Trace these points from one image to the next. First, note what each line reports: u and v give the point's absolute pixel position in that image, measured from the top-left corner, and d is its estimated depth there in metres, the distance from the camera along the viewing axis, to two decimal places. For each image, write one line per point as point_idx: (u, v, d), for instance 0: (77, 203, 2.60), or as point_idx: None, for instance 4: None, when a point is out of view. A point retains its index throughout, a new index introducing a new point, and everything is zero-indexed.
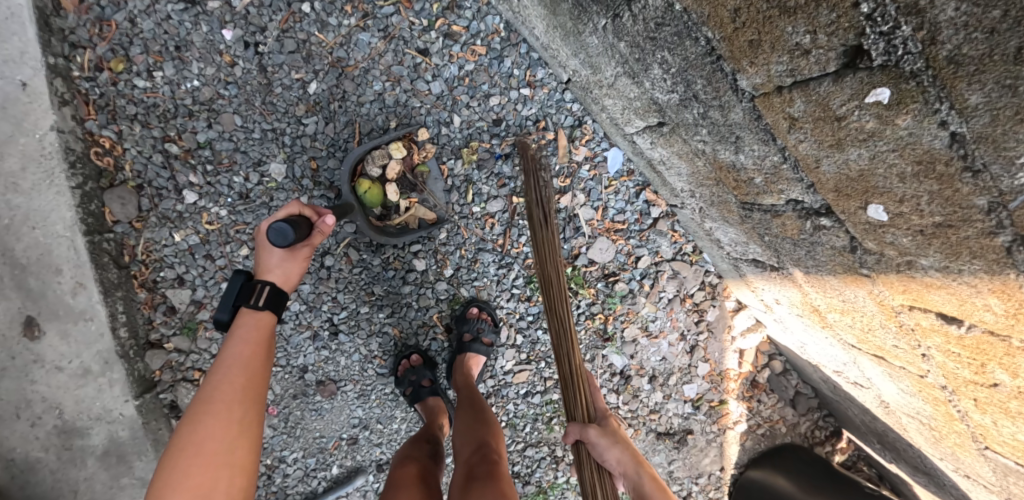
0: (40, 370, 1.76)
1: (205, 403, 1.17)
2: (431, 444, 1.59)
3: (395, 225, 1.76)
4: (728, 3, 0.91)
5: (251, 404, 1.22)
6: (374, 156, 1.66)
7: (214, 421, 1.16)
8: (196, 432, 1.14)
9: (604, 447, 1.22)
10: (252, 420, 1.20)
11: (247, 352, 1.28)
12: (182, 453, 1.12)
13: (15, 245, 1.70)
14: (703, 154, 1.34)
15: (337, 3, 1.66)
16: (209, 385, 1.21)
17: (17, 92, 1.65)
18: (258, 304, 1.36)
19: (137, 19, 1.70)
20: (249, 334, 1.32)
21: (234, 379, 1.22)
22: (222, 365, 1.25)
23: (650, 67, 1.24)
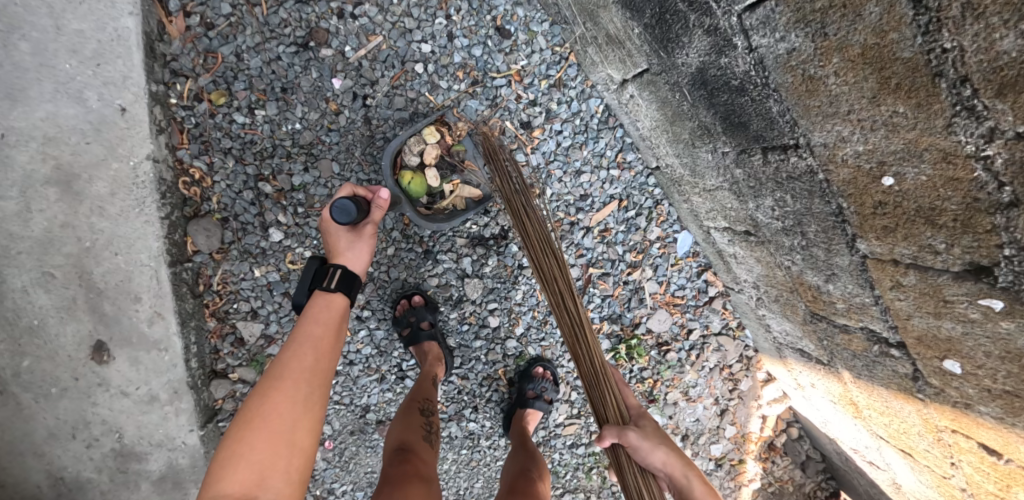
0: (104, 393, 1.75)
1: (275, 378, 1.20)
2: (423, 416, 1.66)
3: (443, 210, 1.80)
4: (876, 196, 1.09)
5: (317, 386, 1.23)
6: (410, 145, 1.71)
7: (281, 396, 1.18)
8: (264, 405, 1.16)
9: (647, 449, 1.34)
10: (315, 403, 1.21)
11: (318, 332, 1.30)
12: (249, 422, 1.14)
13: (95, 269, 1.68)
14: (786, 268, 1.53)
15: (450, 68, 1.73)
16: (279, 360, 1.24)
17: (115, 116, 1.63)
18: (331, 286, 1.40)
19: (244, 55, 1.69)
20: (323, 315, 1.35)
21: (302, 356, 1.24)
22: (295, 342, 1.28)
23: (762, 197, 1.41)
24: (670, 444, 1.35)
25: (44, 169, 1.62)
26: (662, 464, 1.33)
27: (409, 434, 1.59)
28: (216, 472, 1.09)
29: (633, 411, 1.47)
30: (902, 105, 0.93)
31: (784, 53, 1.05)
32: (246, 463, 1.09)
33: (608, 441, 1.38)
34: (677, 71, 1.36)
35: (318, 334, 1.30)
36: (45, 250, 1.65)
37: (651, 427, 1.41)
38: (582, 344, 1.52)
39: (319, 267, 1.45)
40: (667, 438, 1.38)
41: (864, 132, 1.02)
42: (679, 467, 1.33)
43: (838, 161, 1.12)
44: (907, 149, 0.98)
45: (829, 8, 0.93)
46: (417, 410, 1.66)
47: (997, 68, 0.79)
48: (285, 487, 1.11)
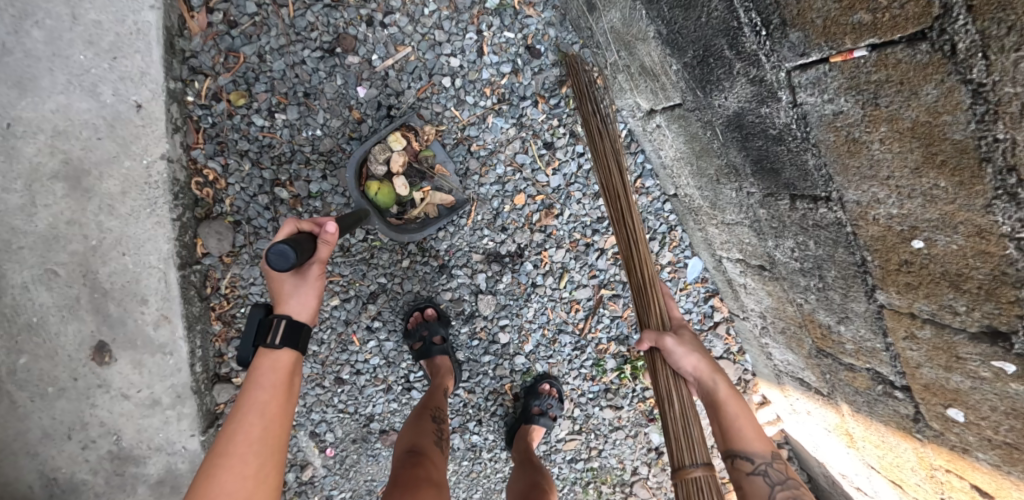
0: (103, 395, 1.70)
1: (222, 457, 1.07)
2: (434, 423, 1.63)
3: (415, 218, 1.79)
4: (903, 255, 1.14)
5: (269, 458, 1.12)
6: (376, 154, 1.68)
7: (231, 476, 1.06)
8: (211, 488, 1.04)
9: (680, 354, 1.32)
10: (267, 478, 1.10)
11: (265, 399, 1.16)
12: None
13: (101, 269, 1.64)
14: (797, 305, 1.58)
15: (478, 83, 1.71)
16: (224, 434, 1.11)
17: (130, 112, 1.58)
18: (276, 342, 1.21)
19: (267, 56, 1.65)
20: (271, 378, 1.20)
21: (252, 428, 1.12)
22: (238, 413, 1.13)
23: (783, 238, 1.45)
24: (706, 353, 1.32)
25: (52, 164, 1.57)
26: (692, 368, 1.31)
27: (419, 437, 1.56)
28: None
29: (674, 321, 1.43)
30: (944, 181, 0.97)
31: (830, 114, 1.09)
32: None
33: (645, 345, 1.36)
34: (713, 113, 1.38)
35: (264, 402, 1.16)
36: (49, 247, 1.61)
37: (690, 335, 1.37)
38: (635, 255, 1.47)
39: (262, 317, 1.22)
40: (702, 347, 1.35)
41: (901, 198, 1.06)
42: (708, 371, 1.31)
43: (869, 219, 1.16)
44: (942, 219, 1.02)
45: (884, 81, 0.97)
46: (429, 417, 1.64)
47: None
48: None
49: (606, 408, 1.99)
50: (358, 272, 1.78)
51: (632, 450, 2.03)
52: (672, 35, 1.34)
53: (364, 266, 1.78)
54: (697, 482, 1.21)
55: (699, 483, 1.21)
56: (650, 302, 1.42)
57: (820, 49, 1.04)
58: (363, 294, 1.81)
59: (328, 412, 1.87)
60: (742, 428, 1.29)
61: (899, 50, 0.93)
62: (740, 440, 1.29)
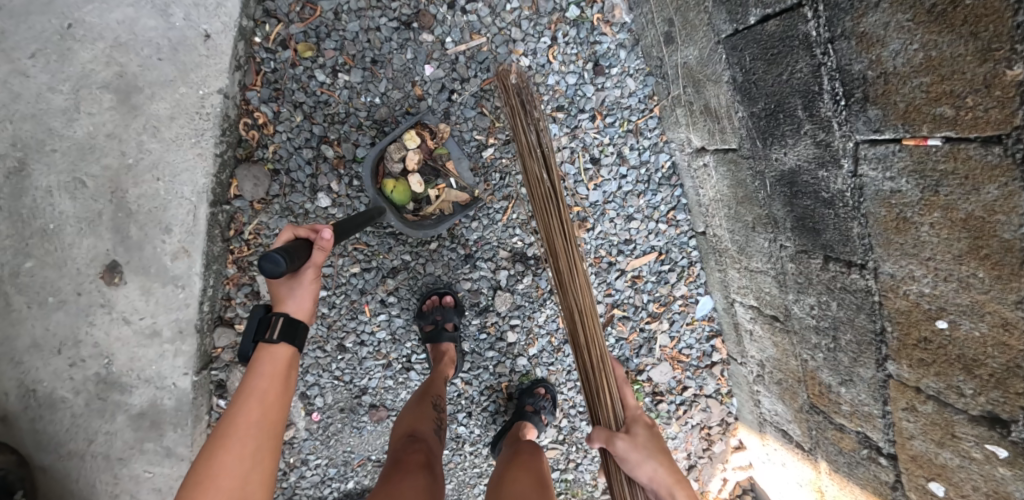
0: (103, 316, 1.66)
1: (222, 439, 1.06)
2: (434, 411, 1.64)
3: (430, 215, 1.80)
4: (924, 331, 1.22)
5: (266, 443, 1.10)
6: (391, 152, 1.68)
7: (230, 459, 1.06)
8: (211, 466, 1.05)
9: (634, 462, 1.28)
10: (264, 462, 1.09)
11: (264, 389, 1.13)
12: (195, 487, 1.03)
13: (131, 189, 1.60)
14: (801, 360, 1.64)
15: (542, 87, 1.74)
16: (226, 416, 1.09)
17: (197, 40, 1.57)
18: (274, 338, 1.16)
19: (343, 16, 1.66)
20: (268, 369, 1.15)
21: (250, 415, 1.10)
22: (239, 399, 1.11)
23: (805, 294, 1.52)
24: (664, 459, 1.27)
25: (105, 74, 1.55)
26: (649, 478, 1.27)
27: (420, 424, 1.57)
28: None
29: (629, 410, 1.42)
30: (983, 272, 1.04)
31: (887, 190, 1.16)
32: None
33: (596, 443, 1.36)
34: (767, 165, 1.44)
35: (261, 392, 1.13)
36: (82, 156, 1.57)
37: (646, 434, 1.34)
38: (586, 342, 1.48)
39: (262, 315, 1.17)
40: (659, 444, 1.31)
41: (936, 278, 1.13)
42: (665, 481, 1.25)
43: (899, 292, 1.24)
44: (971, 306, 1.10)
45: (950, 172, 1.03)
46: (429, 403, 1.64)
47: None
48: None
49: None
50: (386, 245, 1.80)
51: None
52: (747, 83, 1.40)
53: (391, 240, 1.80)
54: None
55: None
56: (598, 403, 1.44)
57: (895, 129, 1.09)
58: (384, 267, 1.82)
59: (323, 377, 1.86)
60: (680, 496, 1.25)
61: (972, 147, 0.98)
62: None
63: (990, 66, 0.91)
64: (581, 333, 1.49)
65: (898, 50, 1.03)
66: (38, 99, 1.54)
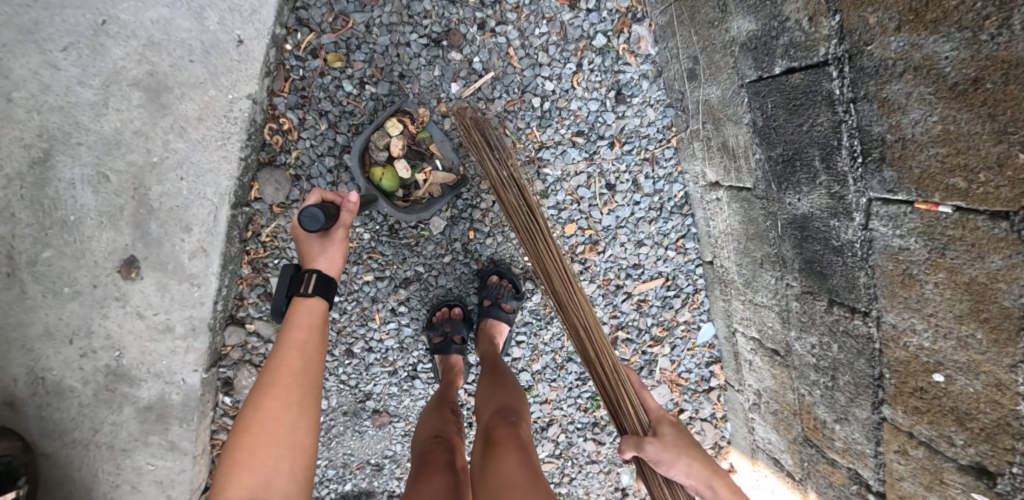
0: (118, 309, 1.68)
1: (267, 386, 1.13)
2: (454, 415, 1.67)
3: (421, 199, 1.81)
4: (919, 382, 1.28)
5: (309, 386, 1.17)
6: (375, 141, 1.70)
7: (275, 402, 1.12)
8: (259, 410, 1.11)
9: (669, 461, 1.29)
10: (310, 403, 1.16)
11: (304, 337, 1.21)
12: (246, 430, 1.09)
13: (154, 187, 1.62)
14: (798, 394, 1.70)
15: (564, 111, 1.78)
16: (268, 367, 1.17)
17: (230, 45, 1.58)
18: (309, 291, 1.27)
19: (375, 29, 1.68)
20: (306, 320, 1.24)
21: (292, 363, 1.17)
22: (280, 348, 1.19)
23: (808, 333, 1.57)
24: (698, 455, 1.28)
25: (136, 71, 1.57)
26: (686, 476, 1.28)
27: (443, 425, 1.60)
28: (220, 479, 1.06)
29: (652, 413, 1.41)
30: (981, 334, 1.10)
31: (895, 246, 1.21)
32: (249, 473, 1.05)
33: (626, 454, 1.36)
34: (780, 208, 1.49)
35: (300, 339, 1.21)
36: (109, 151, 1.59)
37: (672, 433, 1.34)
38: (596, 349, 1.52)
39: (293, 273, 1.29)
40: (686, 439, 1.33)
41: (936, 334, 1.19)
42: (702, 473, 1.26)
43: (899, 343, 1.29)
44: (967, 364, 1.15)
45: (958, 238, 1.08)
46: (448, 409, 1.68)
47: None
48: (292, 486, 1.08)
49: (589, 440, 2.06)
50: (400, 255, 1.83)
51: (600, 485, 2.12)
52: (767, 129, 1.44)
53: (406, 251, 1.83)
54: None
55: None
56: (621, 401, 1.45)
57: (909, 192, 1.14)
58: (397, 277, 1.85)
59: (329, 380, 1.89)
60: (720, 489, 1.25)
61: (980, 219, 1.04)
62: (718, 499, 1.25)
63: (1004, 147, 0.96)
64: (591, 351, 1.54)
65: (918, 120, 1.07)
66: (68, 92, 1.56)
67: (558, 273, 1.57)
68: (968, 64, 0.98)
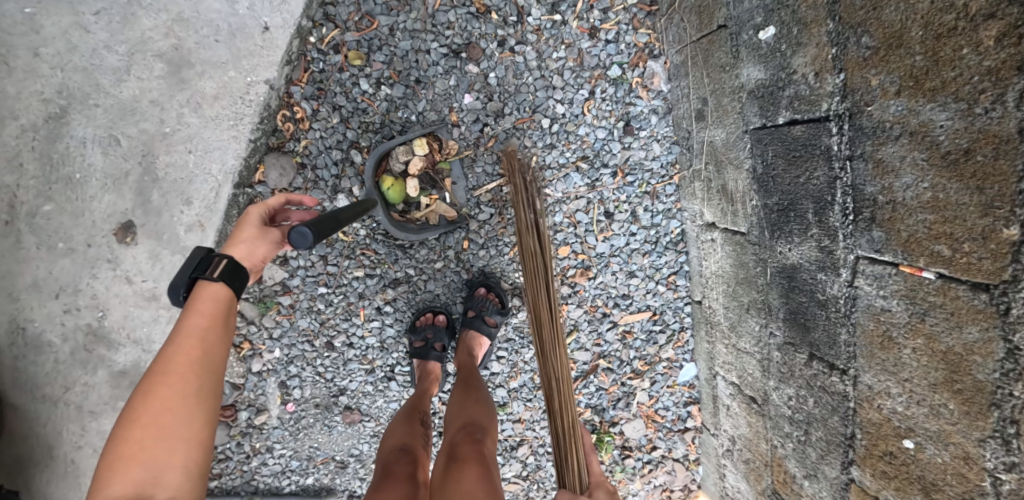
0: (108, 272, 1.70)
1: (160, 375, 0.98)
2: (423, 427, 1.63)
3: (415, 220, 1.83)
4: (888, 447, 1.27)
5: (207, 375, 1.03)
6: (398, 153, 1.73)
7: (166, 392, 0.97)
8: (147, 403, 0.95)
9: None
10: (208, 393, 1.01)
11: (205, 323, 1.07)
12: (132, 426, 0.93)
13: (161, 157, 1.65)
14: (771, 445, 1.68)
15: (572, 135, 1.80)
16: (162, 356, 1.01)
17: (256, 31, 1.63)
18: (218, 276, 1.13)
19: (398, 33, 1.73)
20: (208, 304, 1.10)
21: (191, 350, 1.03)
22: (176, 336, 1.04)
23: (785, 385, 1.56)
24: None
25: (162, 43, 1.61)
26: None
27: (411, 436, 1.55)
28: (99, 480, 0.89)
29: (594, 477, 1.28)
30: (954, 404, 1.08)
31: (878, 306, 1.21)
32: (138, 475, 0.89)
33: None
34: (770, 255, 1.49)
35: (200, 324, 1.06)
36: (123, 117, 1.63)
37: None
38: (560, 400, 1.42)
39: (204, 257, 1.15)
40: None
41: (910, 400, 1.18)
42: None
43: (873, 404, 1.28)
44: (937, 433, 1.14)
45: (939, 305, 1.08)
46: (418, 420, 1.64)
47: None
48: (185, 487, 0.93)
49: None
50: (392, 256, 1.84)
51: None
52: (765, 177, 1.46)
53: (399, 252, 1.84)
54: None
55: None
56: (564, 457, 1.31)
57: (895, 254, 1.15)
58: (387, 277, 1.86)
59: (305, 370, 1.89)
60: None
61: (961, 288, 1.04)
62: None
63: (989, 220, 0.97)
64: (555, 400, 1.44)
65: (909, 184, 1.08)
66: (94, 54, 1.61)
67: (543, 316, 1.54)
68: (961, 134, 0.99)
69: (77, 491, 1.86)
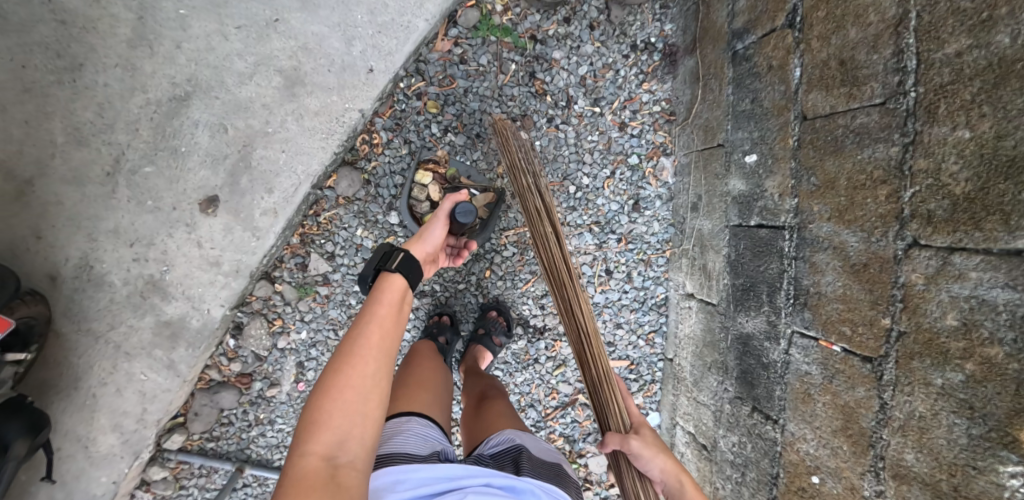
0: (184, 234, 1.98)
1: (348, 356, 1.24)
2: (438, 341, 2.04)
3: (479, 221, 2.12)
4: (801, 484, 1.64)
5: (386, 361, 1.28)
6: (416, 195, 2.13)
7: (354, 370, 1.23)
8: (341, 377, 1.21)
9: (648, 457, 1.43)
10: (384, 373, 1.27)
11: (383, 317, 1.35)
12: (328, 393, 1.19)
13: (257, 150, 1.98)
14: (713, 486, 2.04)
15: (591, 203, 2.19)
16: (351, 341, 1.28)
17: (361, 70, 2.01)
18: (393, 267, 1.48)
19: (470, 95, 2.13)
20: (386, 302, 1.40)
21: (372, 336, 1.30)
22: (363, 324, 1.32)
23: (730, 434, 1.93)
24: (669, 455, 1.43)
25: (284, 62, 1.98)
26: (659, 471, 1.42)
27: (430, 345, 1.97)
28: (301, 435, 1.15)
29: (634, 418, 1.57)
30: (846, 447, 1.47)
31: (802, 371, 1.60)
32: (327, 438, 1.14)
33: (608, 447, 1.49)
34: (732, 324, 1.88)
35: (382, 318, 1.35)
36: (235, 111, 1.97)
37: (651, 436, 1.49)
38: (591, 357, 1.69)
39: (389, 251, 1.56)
40: (663, 444, 1.46)
41: (818, 443, 1.56)
42: (674, 471, 1.41)
43: (793, 448, 1.66)
44: (835, 470, 1.52)
45: (840, 372, 1.48)
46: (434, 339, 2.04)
47: (899, 465, 1.33)
48: (359, 451, 1.16)
49: None
50: None
51: None
52: (734, 263, 1.84)
53: None
54: None
55: None
56: (604, 402, 1.60)
57: (817, 330, 1.53)
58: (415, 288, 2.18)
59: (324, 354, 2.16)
60: None
61: (856, 361, 1.43)
62: None
63: (874, 312, 1.35)
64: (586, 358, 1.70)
65: (830, 281, 1.46)
66: (226, 58, 1.96)
67: (560, 276, 1.78)
68: (862, 253, 1.36)
69: (86, 424, 2.02)
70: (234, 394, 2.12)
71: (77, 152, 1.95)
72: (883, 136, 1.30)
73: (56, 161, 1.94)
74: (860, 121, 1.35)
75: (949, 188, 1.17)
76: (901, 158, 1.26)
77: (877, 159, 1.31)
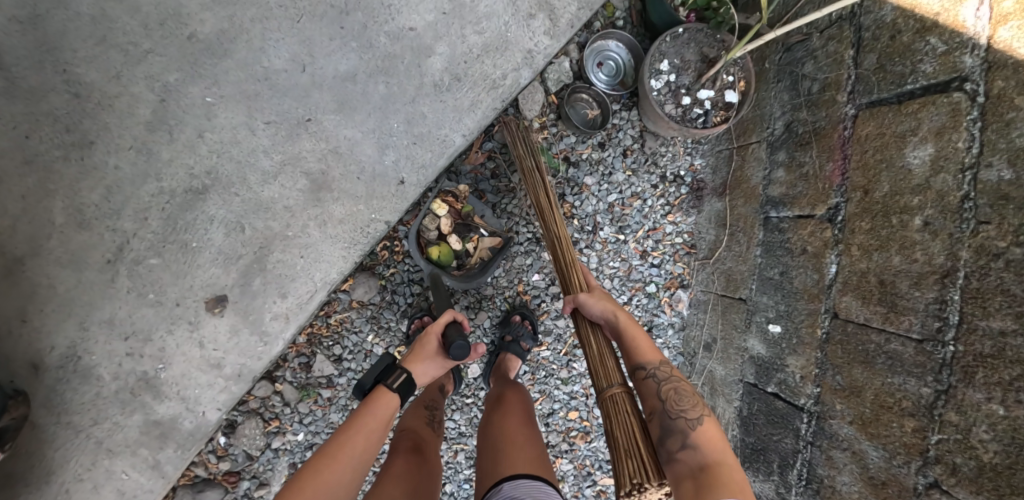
0: (185, 332, 1.88)
1: (328, 456, 1.32)
2: (428, 409, 1.79)
3: (472, 264, 2.07)
4: None
5: (361, 464, 1.35)
6: (425, 223, 1.98)
7: (329, 469, 1.30)
8: (315, 474, 1.28)
9: (591, 305, 1.50)
10: (355, 475, 1.33)
11: (371, 421, 1.43)
12: (297, 487, 1.26)
13: (274, 253, 1.90)
14: None
15: None
16: (332, 441, 1.37)
17: (391, 180, 1.95)
18: (393, 384, 1.52)
19: (498, 210, 2.09)
20: (378, 409, 1.47)
21: (354, 438, 1.38)
22: (349, 425, 1.41)
23: None
24: (610, 299, 1.50)
25: (313, 165, 1.90)
26: (601, 313, 1.49)
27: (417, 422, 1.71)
28: None
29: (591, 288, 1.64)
30: None
31: None
32: None
33: (569, 310, 1.57)
34: None
35: (366, 421, 1.43)
36: (255, 211, 1.88)
37: (601, 292, 1.55)
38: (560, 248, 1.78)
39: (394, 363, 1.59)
40: (610, 296, 1.53)
41: None
42: (612, 310, 1.47)
43: None
44: None
45: None
46: (423, 406, 1.79)
47: None
48: None
49: None
50: None
51: None
52: (745, 419, 1.89)
53: None
54: (613, 398, 1.34)
55: (618, 399, 1.33)
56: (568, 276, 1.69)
57: None
58: None
59: None
60: (641, 343, 1.42)
61: None
62: (640, 355, 1.40)
63: None
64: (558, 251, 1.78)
65: (846, 483, 1.50)
66: (251, 153, 1.87)
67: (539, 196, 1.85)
68: (883, 470, 1.41)
69: None
70: (218, 494, 2.00)
71: (77, 235, 1.81)
72: (917, 370, 1.34)
73: (52, 241, 1.80)
74: (894, 346, 1.39)
75: (977, 451, 1.22)
76: (932, 402, 1.31)
77: (907, 391, 1.36)
